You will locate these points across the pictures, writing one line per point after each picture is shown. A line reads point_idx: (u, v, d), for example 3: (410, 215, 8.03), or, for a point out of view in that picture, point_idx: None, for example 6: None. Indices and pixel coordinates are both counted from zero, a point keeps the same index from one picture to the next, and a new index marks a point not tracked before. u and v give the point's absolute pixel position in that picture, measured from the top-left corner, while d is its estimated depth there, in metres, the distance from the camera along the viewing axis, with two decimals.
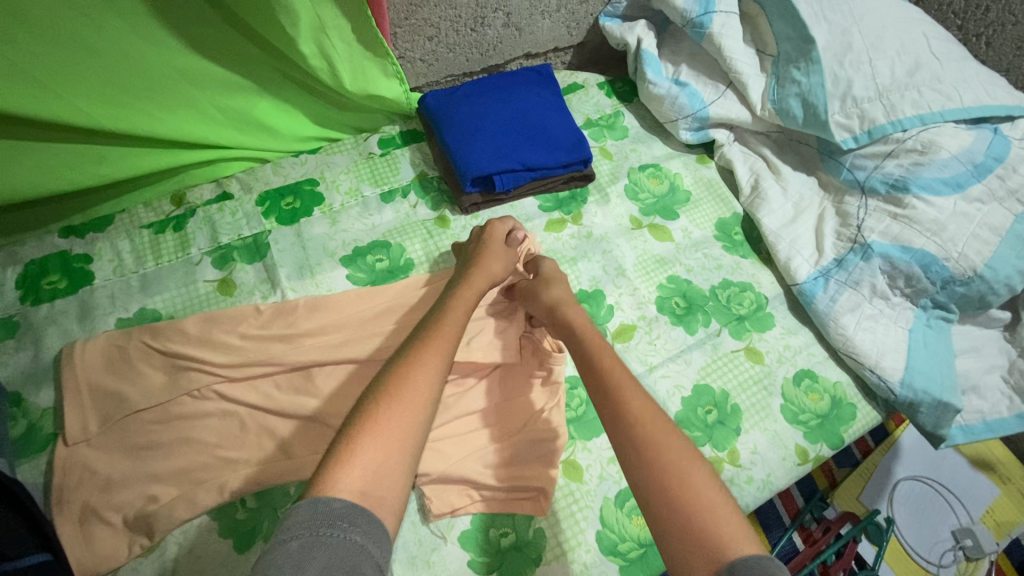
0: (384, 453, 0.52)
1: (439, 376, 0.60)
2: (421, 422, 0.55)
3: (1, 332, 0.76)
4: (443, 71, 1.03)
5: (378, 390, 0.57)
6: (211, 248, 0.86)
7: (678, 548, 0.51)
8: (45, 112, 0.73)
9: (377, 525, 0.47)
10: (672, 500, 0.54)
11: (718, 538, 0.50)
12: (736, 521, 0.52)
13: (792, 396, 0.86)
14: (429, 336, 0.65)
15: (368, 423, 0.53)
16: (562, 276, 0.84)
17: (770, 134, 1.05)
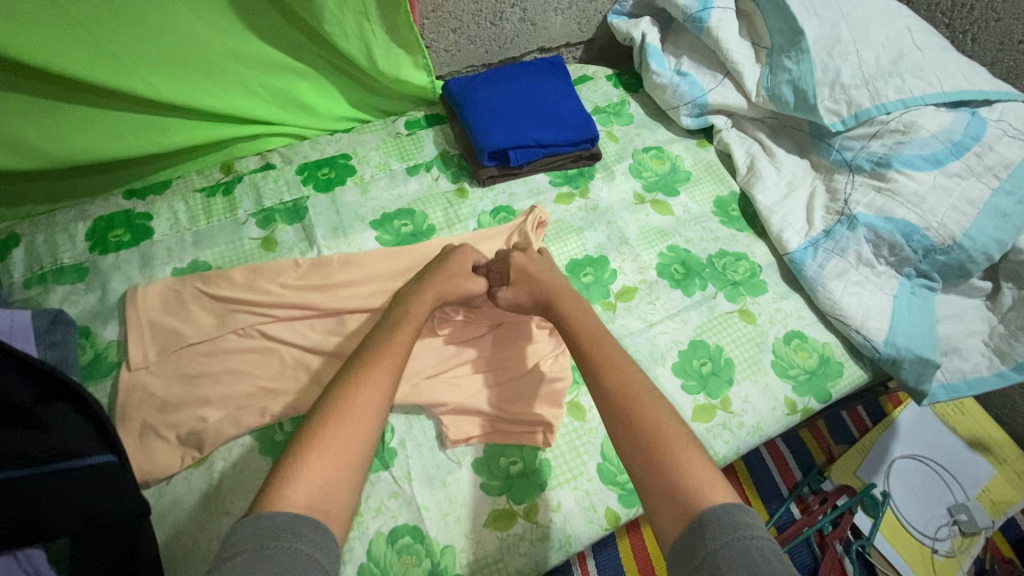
0: (330, 468, 0.56)
1: (381, 398, 0.64)
2: (363, 441, 0.60)
3: (73, 276, 0.87)
4: (465, 61, 1.13)
5: (317, 419, 0.61)
6: (256, 211, 0.96)
7: (661, 508, 0.57)
8: (122, 85, 0.85)
9: (322, 531, 0.52)
10: (656, 466, 0.60)
11: (693, 495, 0.56)
12: (707, 475, 0.58)
13: (782, 353, 0.93)
14: (369, 360, 0.68)
15: (310, 446, 0.57)
16: (527, 273, 0.85)
17: (765, 120, 1.14)
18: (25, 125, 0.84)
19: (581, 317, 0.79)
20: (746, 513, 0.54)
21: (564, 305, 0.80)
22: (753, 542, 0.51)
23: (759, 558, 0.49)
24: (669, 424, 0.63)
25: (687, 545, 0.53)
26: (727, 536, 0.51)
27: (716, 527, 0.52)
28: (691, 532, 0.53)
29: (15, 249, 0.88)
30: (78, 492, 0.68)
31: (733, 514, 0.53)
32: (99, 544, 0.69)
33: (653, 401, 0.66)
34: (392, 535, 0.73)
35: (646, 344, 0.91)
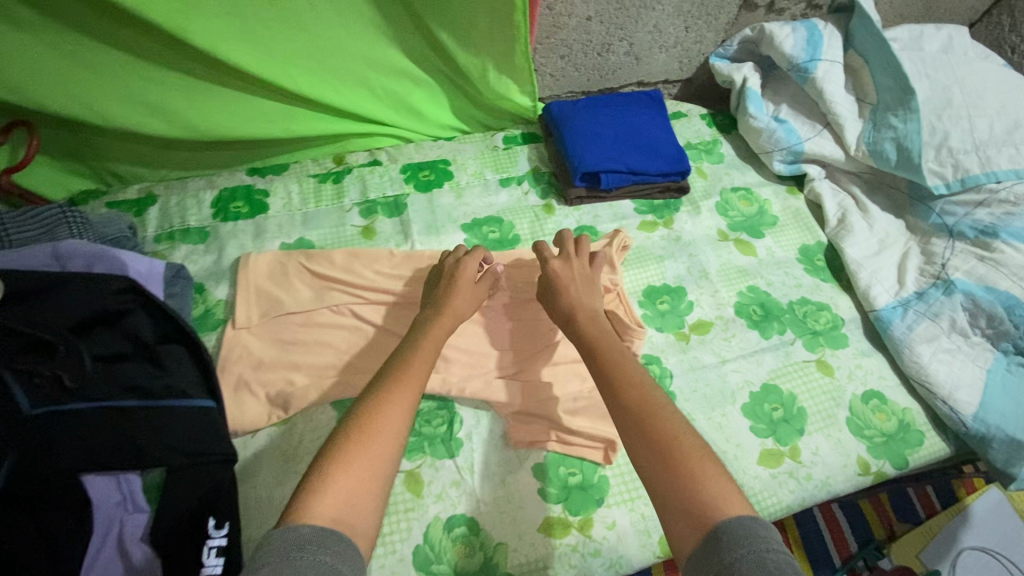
0: (357, 481, 0.55)
1: (407, 412, 0.62)
2: (392, 451, 0.58)
3: (196, 237, 0.96)
4: (566, 86, 1.19)
5: (345, 429, 0.59)
6: (360, 201, 1.04)
7: (673, 520, 0.54)
8: (268, 75, 0.95)
9: (349, 545, 0.50)
10: (663, 473, 0.56)
11: (712, 509, 0.53)
12: (724, 486, 0.55)
13: (859, 411, 0.90)
14: (398, 375, 0.66)
15: (337, 457, 0.56)
16: (569, 280, 0.83)
17: (862, 175, 1.12)
18: (181, 101, 0.95)
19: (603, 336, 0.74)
20: (763, 527, 0.50)
21: (580, 321, 0.77)
22: (769, 555, 0.47)
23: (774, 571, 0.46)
24: (684, 432, 0.59)
25: (702, 556, 0.50)
26: (741, 547, 0.48)
27: (733, 538, 0.49)
28: (707, 542, 0.50)
29: (151, 208, 0.99)
30: (181, 427, 0.74)
31: (743, 526, 0.50)
32: (193, 480, 0.73)
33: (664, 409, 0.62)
34: (450, 523, 0.76)
35: (717, 380, 0.90)
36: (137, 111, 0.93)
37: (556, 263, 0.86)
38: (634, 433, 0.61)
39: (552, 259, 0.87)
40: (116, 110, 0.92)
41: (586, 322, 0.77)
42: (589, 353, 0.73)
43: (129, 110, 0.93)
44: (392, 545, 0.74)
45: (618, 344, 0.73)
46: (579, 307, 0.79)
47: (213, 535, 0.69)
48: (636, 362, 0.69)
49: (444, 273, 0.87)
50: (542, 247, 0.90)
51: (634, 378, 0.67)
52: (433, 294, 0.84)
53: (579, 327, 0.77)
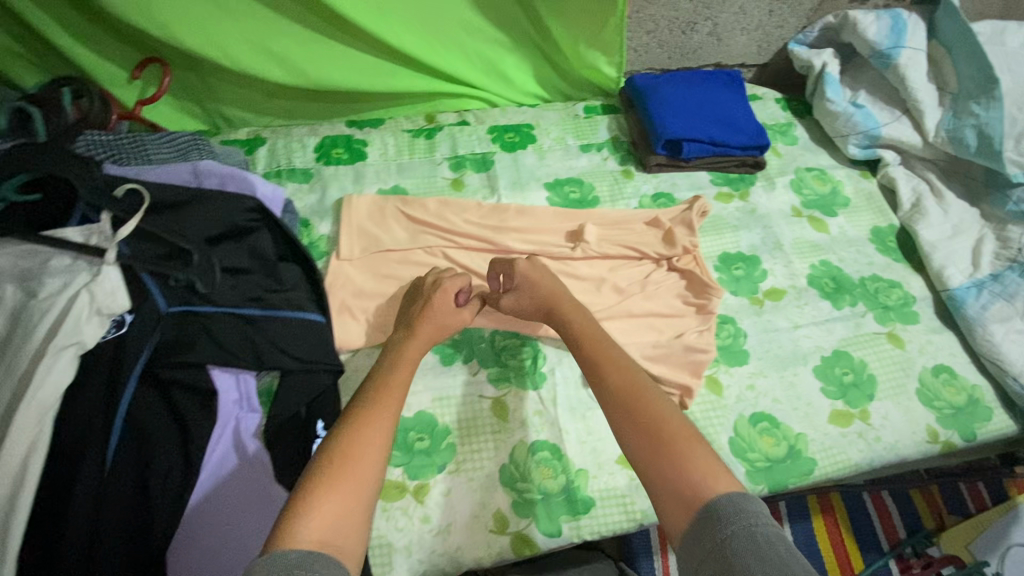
0: (343, 502, 0.54)
1: (388, 433, 0.61)
2: (375, 473, 0.58)
3: (301, 176, 1.03)
4: (647, 63, 1.23)
5: (325, 454, 0.58)
6: (450, 156, 1.10)
7: (668, 509, 0.56)
8: (377, 30, 1.01)
9: (336, 564, 0.50)
10: (664, 457, 0.58)
11: (696, 488, 0.55)
12: (709, 464, 0.57)
13: (929, 383, 0.92)
14: (376, 394, 0.65)
15: (317, 484, 0.55)
16: (535, 287, 0.83)
17: (937, 162, 1.14)
18: (297, 49, 1.02)
19: (582, 324, 0.77)
20: (751, 501, 0.53)
21: (567, 312, 0.79)
22: (757, 529, 0.50)
23: (764, 547, 0.49)
24: (672, 420, 0.62)
25: (695, 534, 0.52)
26: (732, 522, 0.51)
27: (725, 514, 0.52)
28: (697, 521, 0.53)
29: (261, 148, 1.06)
30: (295, 335, 0.80)
31: (732, 503, 0.52)
32: (302, 386, 0.79)
33: (651, 393, 0.65)
34: (534, 447, 0.81)
35: (789, 343, 0.93)
36: (258, 56, 1.01)
37: (522, 264, 0.85)
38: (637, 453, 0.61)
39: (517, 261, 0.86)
40: (240, 53, 0.99)
41: (570, 312, 0.79)
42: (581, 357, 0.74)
43: (251, 54, 1.00)
44: (480, 461, 0.79)
45: (606, 353, 0.71)
46: (565, 296, 0.82)
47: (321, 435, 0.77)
48: (625, 370, 0.68)
49: (422, 290, 0.85)
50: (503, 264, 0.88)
51: (627, 381, 0.67)
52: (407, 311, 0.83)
53: (570, 329, 0.77)
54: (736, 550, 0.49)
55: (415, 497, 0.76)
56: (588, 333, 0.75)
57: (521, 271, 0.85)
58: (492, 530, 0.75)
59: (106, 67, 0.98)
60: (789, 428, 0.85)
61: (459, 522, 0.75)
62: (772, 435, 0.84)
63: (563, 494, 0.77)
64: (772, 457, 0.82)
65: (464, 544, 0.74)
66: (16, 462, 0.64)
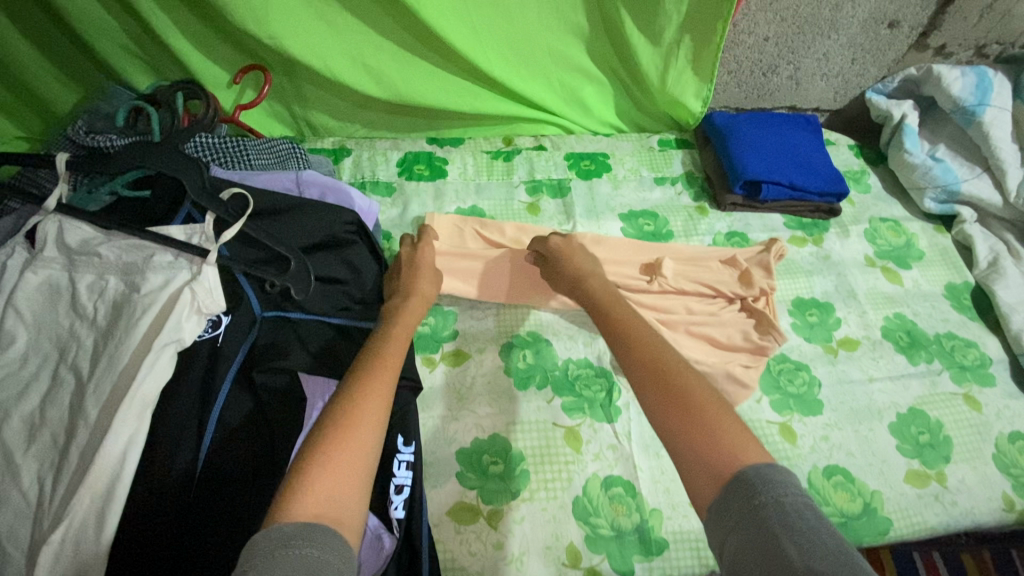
0: (342, 476, 0.51)
1: (384, 405, 0.59)
2: (373, 444, 0.55)
3: (384, 190, 1.05)
4: (724, 101, 1.24)
5: (320, 424, 0.55)
6: (527, 180, 1.11)
7: (692, 476, 0.50)
8: (470, 54, 1.03)
9: (338, 539, 0.46)
10: (687, 430, 0.52)
11: (727, 457, 0.49)
12: (740, 431, 0.51)
13: (1006, 450, 0.90)
14: (367, 368, 0.62)
15: (313, 452, 0.52)
16: (562, 252, 0.85)
17: (1015, 224, 1.13)
18: (391, 68, 1.05)
19: (612, 295, 0.75)
20: (782, 473, 0.46)
21: (591, 282, 0.78)
22: (788, 498, 0.44)
23: (795, 515, 0.43)
24: (698, 386, 0.55)
25: (721, 506, 0.46)
26: (763, 490, 0.45)
27: (759, 482, 0.45)
28: (724, 494, 0.46)
29: (346, 159, 1.09)
30: None
31: (766, 471, 0.46)
32: None
33: (675, 356, 0.60)
34: (607, 482, 0.80)
35: (864, 396, 0.92)
36: (355, 72, 1.04)
37: (556, 239, 0.88)
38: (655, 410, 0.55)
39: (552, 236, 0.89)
40: (339, 68, 1.02)
41: (597, 284, 0.77)
42: (601, 313, 0.72)
43: (348, 69, 1.03)
44: (554, 491, 0.79)
45: (625, 322, 0.67)
46: (591, 271, 0.81)
47: (402, 451, 0.75)
48: (650, 334, 0.64)
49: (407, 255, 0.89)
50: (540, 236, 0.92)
51: (647, 340, 0.63)
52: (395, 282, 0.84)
53: (592, 292, 0.76)
54: (764, 519, 0.43)
55: (489, 523, 0.76)
56: (605, 297, 0.74)
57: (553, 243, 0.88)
58: (564, 563, 0.74)
59: (211, 71, 1.02)
60: (865, 484, 0.84)
61: (532, 551, 0.75)
62: (847, 489, 0.83)
63: (635, 533, 0.77)
64: (847, 512, 0.81)
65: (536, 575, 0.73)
66: (116, 454, 0.64)
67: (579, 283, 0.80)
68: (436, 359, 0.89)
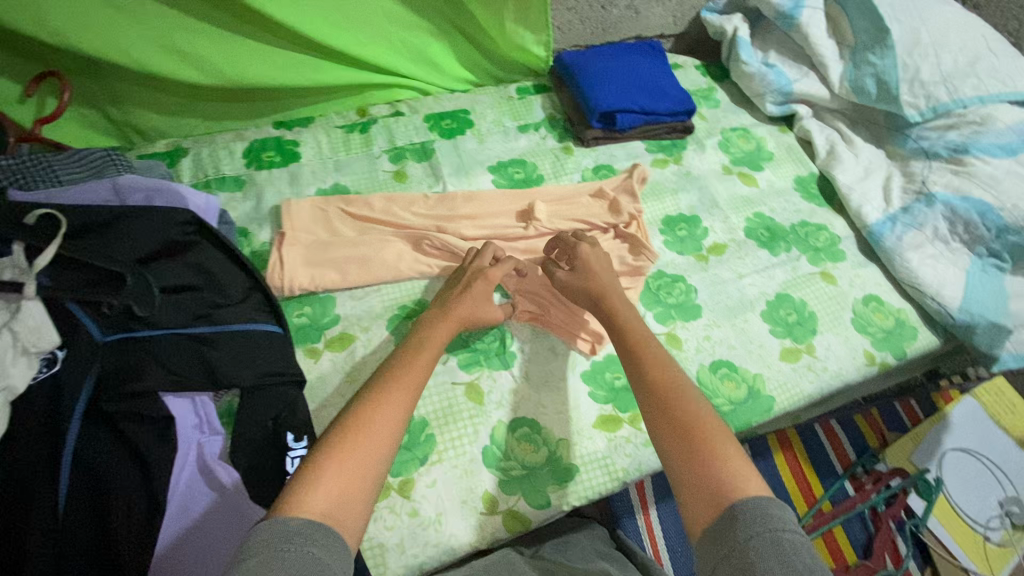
0: (350, 478, 0.55)
1: (402, 414, 0.62)
2: (386, 453, 0.58)
3: (233, 185, 0.98)
4: (572, 40, 1.25)
5: (339, 426, 0.59)
6: (389, 148, 1.07)
7: (691, 499, 0.56)
8: (294, 23, 0.98)
9: (337, 541, 0.50)
10: (690, 455, 0.59)
11: (727, 486, 0.55)
12: (741, 465, 0.57)
13: (861, 312, 1.00)
14: (392, 374, 0.66)
15: (331, 452, 0.56)
16: (597, 269, 0.86)
17: (844, 112, 1.23)
18: (211, 51, 0.97)
19: (632, 319, 0.78)
20: (778, 506, 0.52)
21: (613, 302, 0.80)
22: (785, 534, 0.49)
23: (790, 551, 0.48)
24: (705, 416, 0.62)
25: (716, 534, 0.52)
26: (754, 528, 0.50)
27: (749, 517, 0.51)
28: (721, 523, 0.52)
29: (184, 159, 1.00)
30: (252, 349, 0.77)
31: (758, 507, 0.52)
32: (267, 400, 0.76)
33: (686, 387, 0.65)
34: (513, 425, 0.81)
35: (736, 292, 0.99)
36: (171, 60, 0.95)
37: (585, 248, 0.87)
38: (666, 435, 0.61)
39: (580, 245, 0.89)
40: (150, 58, 0.94)
41: (623, 304, 0.80)
42: (619, 332, 0.76)
43: (161, 57, 0.95)
44: (462, 447, 0.79)
45: (641, 350, 0.71)
46: (611, 289, 0.83)
47: (295, 447, 0.74)
48: (665, 364, 0.68)
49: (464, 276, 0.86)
50: (567, 239, 0.91)
51: (659, 364, 0.69)
52: (444, 292, 0.85)
53: (612, 310, 0.79)
54: (759, 554, 0.48)
55: (401, 494, 0.74)
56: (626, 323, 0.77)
57: (584, 256, 0.87)
58: (482, 512, 0.75)
59: None
60: (747, 370, 0.91)
61: (449, 510, 0.74)
62: (732, 378, 0.89)
63: (547, 465, 0.79)
64: (734, 399, 0.87)
65: (457, 531, 0.73)
66: None
67: (599, 305, 0.81)
68: (320, 348, 0.84)
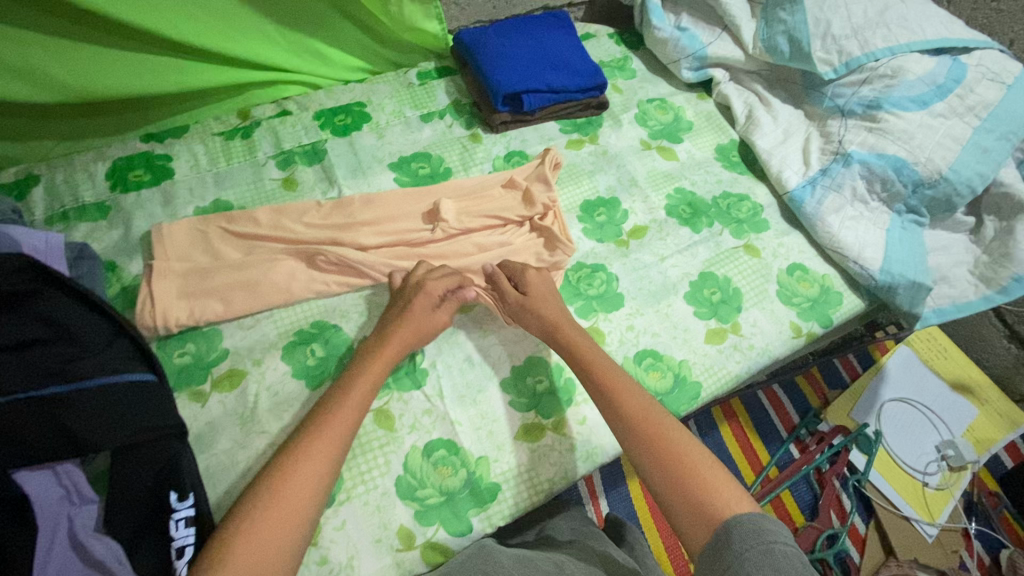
0: (259, 555, 0.55)
1: (320, 473, 0.62)
2: (300, 518, 0.59)
3: (95, 213, 0.87)
4: (473, 16, 1.16)
5: (254, 495, 0.60)
6: (275, 153, 0.97)
7: (686, 524, 0.58)
8: (143, 22, 0.86)
9: None
10: (676, 481, 0.61)
11: (716, 507, 0.57)
12: (728, 485, 0.59)
13: (786, 283, 0.98)
14: (314, 428, 0.65)
15: (244, 527, 0.57)
16: (551, 296, 0.83)
17: (761, 73, 1.19)
18: (48, 62, 0.85)
19: (592, 350, 0.76)
20: (769, 519, 0.54)
21: (569, 331, 0.78)
22: (777, 545, 0.52)
23: (782, 559, 0.50)
24: (685, 443, 0.64)
25: (713, 554, 0.54)
26: (751, 542, 0.52)
27: (740, 534, 0.53)
28: (715, 541, 0.55)
29: (35, 187, 0.88)
30: (120, 405, 0.68)
31: (750, 522, 0.54)
32: (145, 460, 0.68)
33: (658, 415, 0.67)
34: (427, 449, 0.75)
35: (659, 276, 0.95)
36: None
37: (534, 274, 0.84)
38: (652, 465, 0.63)
39: (529, 270, 0.85)
40: None
41: (579, 336, 0.77)
42: (582, 366, 0.75)
43: None
44: (372, 481, 0.72)
45: (606, 381, 0.71)
46: (564, 317, 0.80)
47: (177, 509, 0.66)
48: (637, 395, 0.70)
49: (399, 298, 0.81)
50: (513, 266, 0.86)
51: (630, 396, 0.69)
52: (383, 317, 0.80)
53: (568, 340, 0.77)
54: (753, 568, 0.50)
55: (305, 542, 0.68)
56: (581, 349, 0.76)
57: (534, 282, 0.84)
58: (398, 549, 0.69)
59: None
60: (673, 357, 0.87)
61: (361, 552, 0.68)
62: (657, 368, 0.86)
63: (466, 489, 0.73)
64: (661, 390, 0.84)
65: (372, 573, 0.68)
66: None
67: (554, 336, 0.78)
68: (207, 390, 0.77)
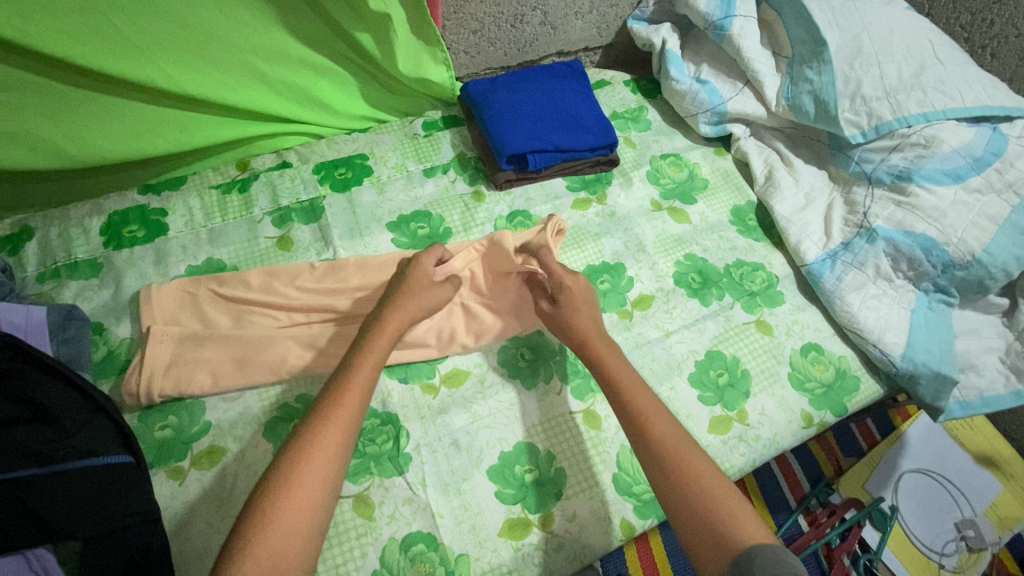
0: (285, 538, 0.55)
1: (337, 455, 0.61)
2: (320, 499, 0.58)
3: (87, 271, 0.86)
4: (483, 63, 1.13)
5: (276, 474, 0.59)
6: (272, 210, 0.95)
7: (701, 549, 0.58)
8: (142, 78, 0.85)
9: None
10: (697, 508, 0.61)
11: (734, 534, 0.57)
12: (747, 516, 0.59)
13: (799, 365, 0.92)
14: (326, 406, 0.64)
15: (268, 512, 0.56)
16: (585, 304, 0.83)
17: (784, 130, 1.13)
18: (42, 120, 0.84)
19: (624, 369, 0.75)
20: (788, 554, 0.55)
21: (599, 349, 0.78)
22: None
23: None
24: (707, 471, 0.63)
25: None
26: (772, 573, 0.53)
27: (762, 563, 0.54)
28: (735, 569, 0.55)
29: (29, 242, 0.87)
30: (94, 492, 0.66)
31: (770, 553, 0.54)
32: (115, 548, 0.65)
33: (687, 443, 0.66)
34: (406, 542, 0.72)
35: (662, 354, 0.90)
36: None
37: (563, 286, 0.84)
38: (671, 489, 0.63)
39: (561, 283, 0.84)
40: None
41: (610, 355, 0.77)
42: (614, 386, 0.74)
43: None
44: None
45: (636, 404, 0.71)
46: (595, 333, 0.80)
47: None
48: (667, 421, 0.68)
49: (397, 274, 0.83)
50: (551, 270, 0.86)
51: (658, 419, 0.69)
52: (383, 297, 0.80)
53: (597, 358, 0.77)
54: None
55: None
56: (612, 370, 0.75)
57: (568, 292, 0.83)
58: None
59: None
60: None
61: None
62: None
63: None
64: None
65: None
66: None
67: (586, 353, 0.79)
68: (186, 467, 0.75)
